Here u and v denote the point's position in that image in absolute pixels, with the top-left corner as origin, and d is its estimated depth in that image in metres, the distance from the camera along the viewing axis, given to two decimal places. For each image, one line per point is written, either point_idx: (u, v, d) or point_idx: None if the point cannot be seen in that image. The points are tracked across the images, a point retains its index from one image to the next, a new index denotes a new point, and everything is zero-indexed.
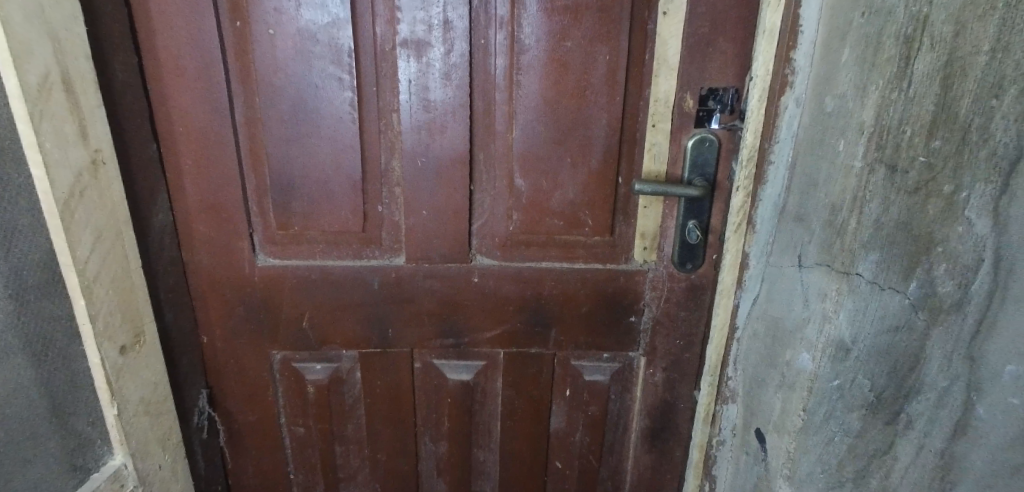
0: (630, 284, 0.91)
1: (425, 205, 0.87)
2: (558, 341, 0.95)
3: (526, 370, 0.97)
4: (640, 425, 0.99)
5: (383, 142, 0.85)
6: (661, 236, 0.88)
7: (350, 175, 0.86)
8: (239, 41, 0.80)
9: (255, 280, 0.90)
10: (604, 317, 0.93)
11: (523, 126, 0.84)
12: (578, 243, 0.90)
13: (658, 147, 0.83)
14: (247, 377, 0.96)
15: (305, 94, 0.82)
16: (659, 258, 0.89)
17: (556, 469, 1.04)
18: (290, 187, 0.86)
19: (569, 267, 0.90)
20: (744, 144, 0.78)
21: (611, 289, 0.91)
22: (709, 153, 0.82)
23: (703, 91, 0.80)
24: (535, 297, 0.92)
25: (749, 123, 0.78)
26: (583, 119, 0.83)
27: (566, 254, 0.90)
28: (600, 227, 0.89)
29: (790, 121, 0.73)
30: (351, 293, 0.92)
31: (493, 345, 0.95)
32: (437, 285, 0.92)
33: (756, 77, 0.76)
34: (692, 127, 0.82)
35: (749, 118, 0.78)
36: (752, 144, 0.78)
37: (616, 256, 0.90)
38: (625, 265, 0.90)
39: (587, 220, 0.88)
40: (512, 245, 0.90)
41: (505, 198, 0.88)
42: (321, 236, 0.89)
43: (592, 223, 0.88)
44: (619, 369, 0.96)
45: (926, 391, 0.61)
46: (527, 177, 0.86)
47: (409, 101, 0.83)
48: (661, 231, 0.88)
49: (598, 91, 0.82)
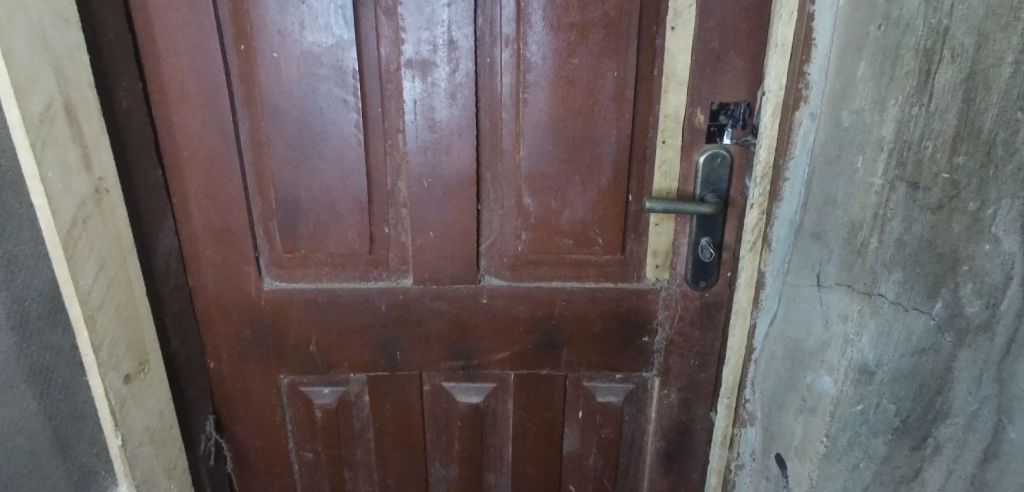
0: (641, 303, 0.89)
1: (432, 226, 0.86)
2: (570, 362, 0.93)
3: (537, 392, 0.95)
4: (655, 447, 0.97)
5: (390, 163, 0.84)
6: (673, 253, 0.86)
7: (357, 196, 0.85)
8: (244, 65, 0.79)
9: (261, 303, 0.89)
10: (617, 337, 0.91)
11: (531, 144, 0.82)
12: (589, 261, 0.88)
13: (668, 163, 0.82)
14: (255, 402, 0.95)
15: (310, 116, 0.81)
16: (672, 276, 0.87)
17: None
18: (296, 210, 0.86)
19: (579, 286, 0.89)
20: (758, 159, 0.76)
21: (623, 308, 0.89)
22: (721, 169, 0.80)
23: (714, 106, 0.78)
24: (545, 317, 0.90)
25: (763, 139, 0.75)
26: (591, 137, 0.81)
27: (577, 273, 0.88)
28: (611, 245, 0.87)
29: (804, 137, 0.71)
30: (359, 316, 0.91)
31: (503, 367, 0.94)
32: (446, 306, 0.90)
33: (770, 92, 0.74)
34: (704, 142, 0.80)
35: (762, 133, 0.75)
36: (768, 159, 0.76)
37: (627, 274, 0.88)
38: (636, 283, 0.88)
39: (597, 238, 0.86)
40: (521, 264, 0.88)
41: (513, 218, 0.86)
42: (327, 258, 0.88)
43: (603, 242, 0.86)
44: (632, 389, 0.94)
45: (955, 415, 0.56)
46: (535, 196, 0.85)
47: (414, 121, 0.82)
48: (673, 249, 0.86)
49: (607, 107, 0.80)
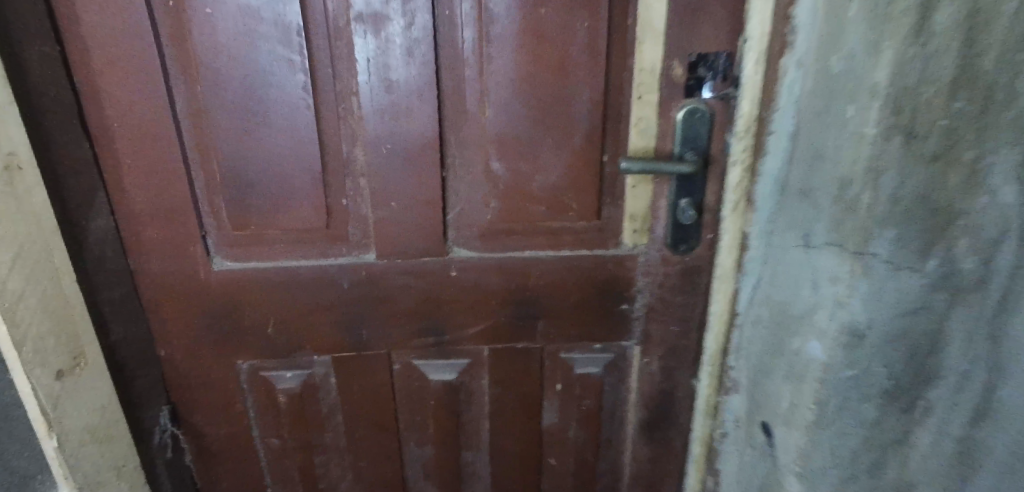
0: (619, 270, 0.85)
1: (395, 195, 0.80)
2: (546, 334, 0.89)
3: (514, 366, 0.91)
4: (637, 416, 0.94)
5: (345, 128, 0.77)
6: (652, 217, 0.82)
7: (310, 166, 0.78)
8: (173, 22, 0.71)
9: (212, 286, 0.83)
10: (594, 306, 0.87)
11: (497, 104, 0.76)
12: (563, 228, 0.83)
13: (645, 121, 0.77)
14: (213, 390, 0.89)
15: (253, 79, 0.74)
16: (651, 241, 0.83)
17: (551, 466, 0.99)
18: (244, 183, 0.78)
19: (554, 255, 0.84)
20: (739, 113, 0.73)
21: (600, 276, 0.85)
22: (700, 125, 0.75)
23: (692, 57, 0.73)
24: (520, 289, 0.86)
25: (744, 90, 0.72)
26: (563, 94, 0.75)
27: (551, 241, 0.83)
28: (586, 210, 0.81)
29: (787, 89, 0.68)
30: (321, 294, 0.85)
31: (477, 342, 0.89)
32: (413, 281, 0.85)
33: (749, 39, 0.70)
34: (682, 97, 0.75)
35: (743, 85, 0.72)
36: (752, 113, 0.73)
37: (604, 241, 0.84)
38: (613, 249, 0.84)
39: (572, 203, 0.81)
40: (492, 234, 0.83)
41: (481, 184, 0.80)
42: (282, 235, 0.81)
43: (577, 207, 0.81)
44: (612, 359, 0.91)
45: (946, 375, 0.58)
46: (503, 161, 0.79)
47: (369, 82, 0.75)
48: (652, 212, 0.81)
49: (578, 61, 0.74)
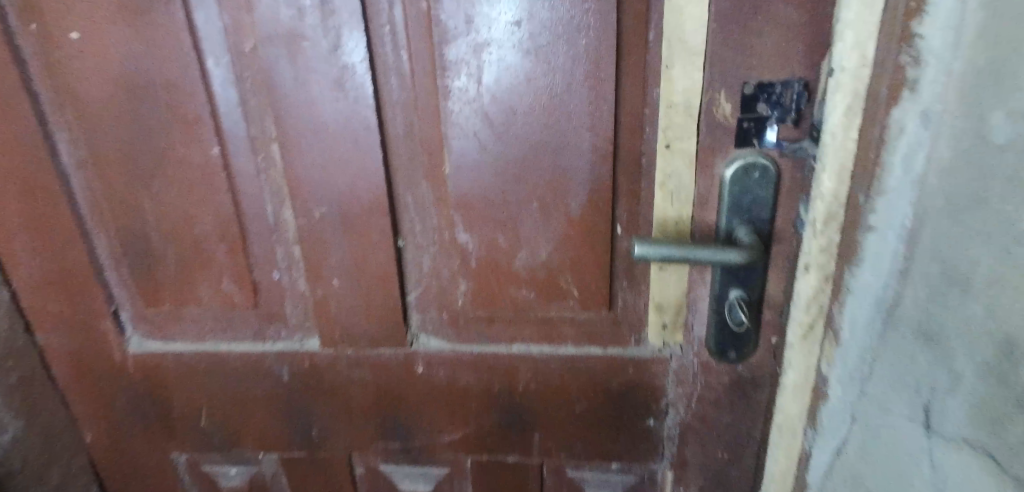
0: (642, 375, 0.61)
1: (335, 271, 0.60)
2: (545, 447, 0.67)
3: (504, 481, 0.70)
4: None
5: (266, 184, 0.58)
6: (688, 309, 0.57)
7: (227, 232, 0.60)
8: (40, 51, 0.54)
9: (132, 368, 0.68)
10: (609, 419, 0.64)
11: (461, 154, 0.54)
12: (563, 320, 0.60)
13: (676, 179, 0.52)
14: (150, 479, 0.76)
15: (144, 123, 0.56)
16: (688, 340, 0.59)
17: None
18: (151, 250, 0.62)
19: (550, 352, 0.61)
20: (820, 191, 0.43)
21: (616, 382, 0.62)
22: (758, 188, 0.50)
23: (748, 88, 0.47)
24: (506, 392, 0.64)
25: (829, 156, 0.42)
26: (552, 141, 0.52)
27: (548, 335, 0.61)
28: (594, 298, 0.58)
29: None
30: (258, 384, 0.67)
31: (455, 451, 0.69)
32: (369, 375, 0.65)
33: (843, 71, 0.40)
34: (732, 146, 0.50)
35: (827, 147, 0.42)
36: (842, 196, 0.43)
37: (617, 337, 0.60)
38: (631, 349, 0.60)
39: (572, 288, 0.58)
40: (467, 322, 0.62)
41: (449, 258, 0.59)
42: (205, 312, 0.65)
43: (580, 293, 0.58)
44: (635, 484, 0.67)
45: None
46: (474, 230, 0.57)
47: (289, 125, 0.55)
48: (688, 304, 0.57)
49: (574, 95, 0.50)
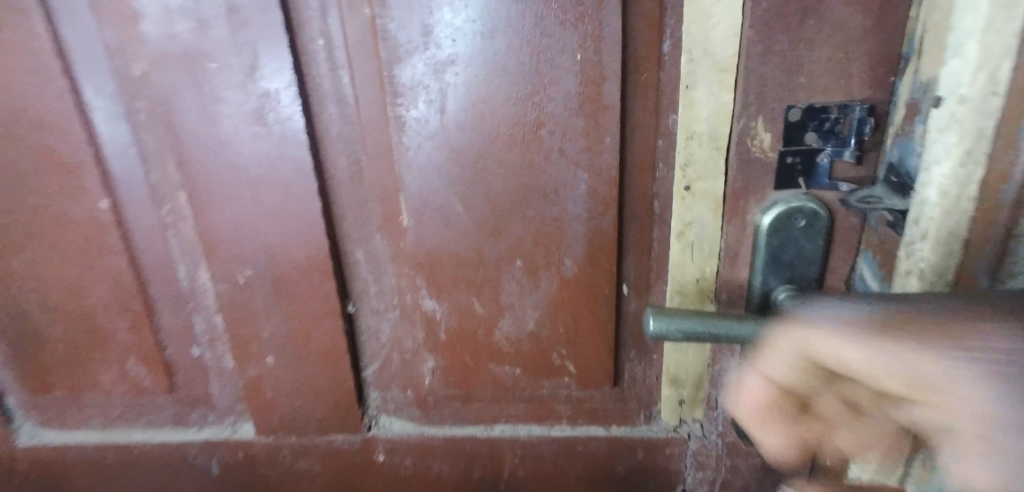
0: (654, 460, 0.50)
1: (269, 346, 0.48)
2: None
3: None
4: None
5: (174, 243, 0.45)
6: (711, 382, 0.46)
7: (129, 303, 0.47)
8: None
9: (23, 465, 0.55)
10: None
11: (422, 202, 0.42)
12: (556, 397, 0.48)
13: (699, 228, 0.41)
14: None
15: (10, 171, 0.43)
16: (711, 418, 0.47)
17: None
18: (34, 328, 0.49)
19: (543, 435, 0.50)
20: (913, 263, 0.29)
21: (622, 467, 0.51)
22: (804, 239, 0.39)
23: (795, 114, 0.36)
24: (488, 481, 0.52)
25: (930, 218, 0.28)
26: (540, 185, 0.40)
27: (538, 414, 0.50)
28: (594, 373, 0.46)
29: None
30: (183, 479, 0.55)
31: None
32: (319, 466, 0.53)
33: (961, 100, 0.25)
34: (771, 187, 0.39)
35: (927, 206, 0.27)
36: (949, 276, 0.28)
37: (623, 414, 0.49)
38: (638, 428, 0.49)
39: (566, 362, 0.46)
40: (438, 401, 0.50)
41: (412, 327, 0.47)
42: (110, 398, 0.52)
43: (577, 368, 0.46)
44: None
45: None
46: (443, 295, 0.45)
47: (195, 170, 0.42)
48: (711, 377, 0.46)
49: (565, 126, 0.38)
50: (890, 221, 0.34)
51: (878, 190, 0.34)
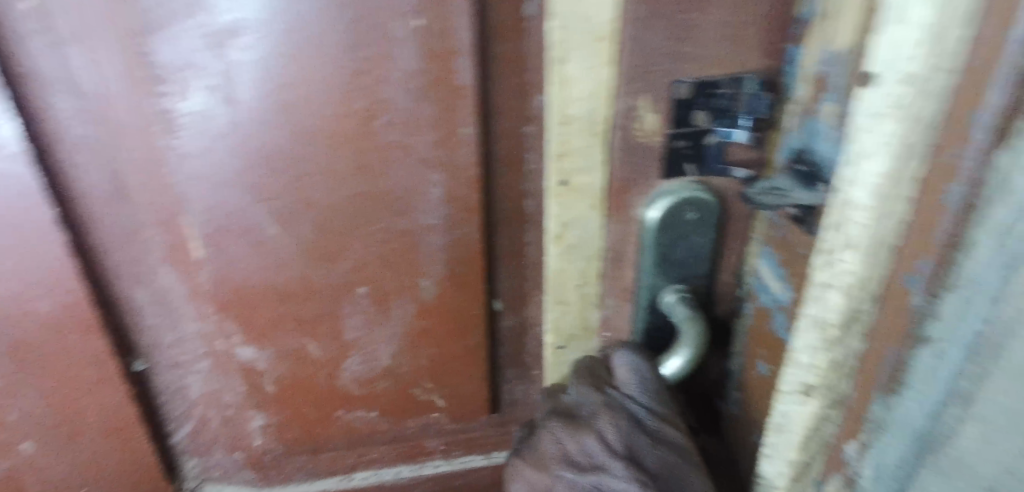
0: None
1: (21, 432, 0.35)
2: None
3: None
4: None
5: None
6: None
7: None
8: None
9: None
10: None
11: (220, 223, 0.31)
12: (425, 434, 0.40)
13: (579, 228, 0.34)
14: None
15: None
16: None
17: None
18: None
19: (413, 475, 0.42)
20: (836, 277, 0.25)
21: None
22: (694, 232, 0.34)
23: (684, 88, 0.30)
24: None
25: (858, 224, 0.24)
26: (380, 193, 0.31)
27: (405, 455, 0.41)
28: (468, 401, 0.39)
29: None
30: None
31: None
32: None
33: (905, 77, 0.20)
34: (657, 175, 0.32)
35: (854, 209, 0.23)
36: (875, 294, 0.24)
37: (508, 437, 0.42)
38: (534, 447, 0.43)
39: (434, 395, 0.38)
40: (274, 461, 0.40)
41: (230, 378, 0.36)
42: None
43: (448, 399, 0.38)
44: None
45: None
46: (265, 337, 0.34)
47: None
48: None
49: (405, 114, 0.29)
50: (792, 214, 0.30)
51: (780, 179, 0.30)
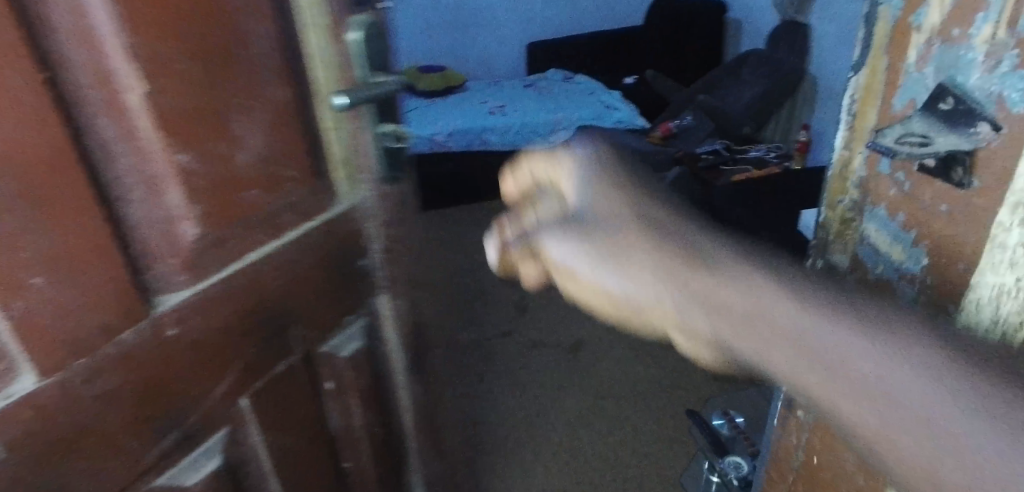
0: (348, 229, 0.76)
1: (35, 267, 0.47)
2: (302, 331, 0.75)
3: (279, 389, 0.75)
4: (401, 359, 0.93)
5: None
6: (357, 155, 0.73)
7: None
8: None
9: None
10: (337, 278, 0.77)
11: (156, 72, 0.51)
12: (284, 210, 0.67)
13: (322, 53, 0.66)
14: None
15: None
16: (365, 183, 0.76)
17: (347, 467, 0.92)
18: None
19: (282, 244, 0.68)
20: None
21: (334, 244, 0.75)
22: (371, 42, 0.66)
23: None
24: (259, 304, 0.68)
25: None
26: (234, 41, 0.56)
27: (275, 232, 0.67)
28: (303, 176, 0.68)
29: (916, 131, 0.46)
30: None
31: (230, 396, 0.68)
32: (119, 375, 0.56)
33: None
34: (348, 15, 0.65)
35: None
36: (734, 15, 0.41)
37: (328, 202, 0.73)
38: (340, 207, 0.75)
39: (288, 176, 0.66)
40: (205, 254, 0.60)
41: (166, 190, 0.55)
42: None
43: (293, 176, 0.67)
44: (366, 321, 0.85)
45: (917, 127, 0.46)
46: (190, 149, 0.55)
47: None
48: (354, 154, 0.73)
49: None
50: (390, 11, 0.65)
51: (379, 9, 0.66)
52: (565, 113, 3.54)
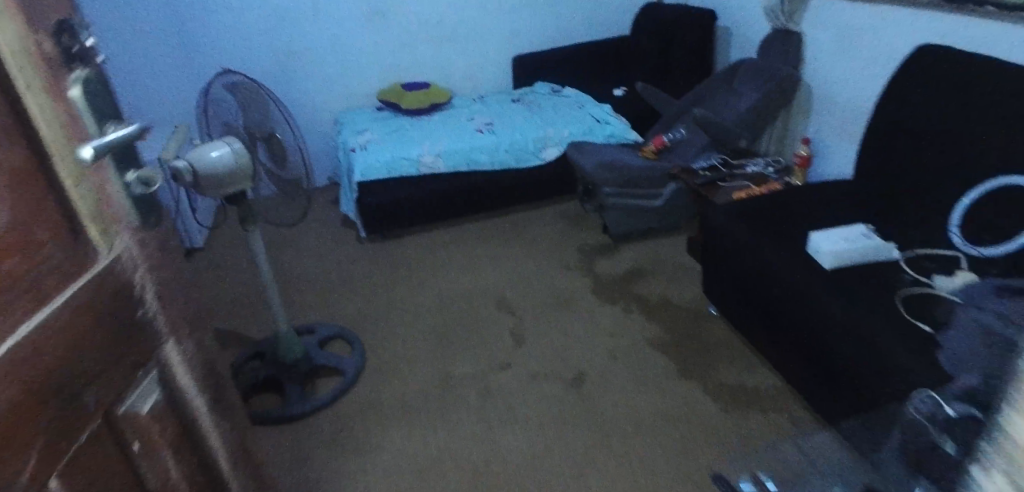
0: (117, 281, 0.81)
1: None
2: (99, 389, 0.79)
3: (89, 445, 0.78)
4: (201, 398, 1.00)
5: None
6: (105, 206, 0.79)
7: None
8: None
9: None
10: (111, 344, 0.80)
11: None
12: (47, 270, 0.71)
13: (43, 109, 0.70)
14: None
15: None
16: (116, 231, 0.81)
17: None
18: None
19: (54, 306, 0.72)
20: None
21: (105, 296, 0.79)
22: (95, 95, 0.77)
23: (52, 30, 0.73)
24: (48, 364, 0.70)
25: None
26: None
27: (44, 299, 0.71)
28: (58, 234, 0.73)
29: None
30: None
31: (43, 463, 0.70)
32: None
33: None
34: (66, 74, 0.74)
35: None
36: None
37: (92, 257, 0.78)
38: (104, 263, 0.79)
39: (40, 238, 0.71)
40: None
41: None
42: None
43: (45, 238, 0.72)
44: (157, 370, 0.90)
45: None
46: None
47: None
48: (98, 205, 0.78)
49: None
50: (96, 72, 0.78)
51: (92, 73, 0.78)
52: (557, 128, 3.43)
